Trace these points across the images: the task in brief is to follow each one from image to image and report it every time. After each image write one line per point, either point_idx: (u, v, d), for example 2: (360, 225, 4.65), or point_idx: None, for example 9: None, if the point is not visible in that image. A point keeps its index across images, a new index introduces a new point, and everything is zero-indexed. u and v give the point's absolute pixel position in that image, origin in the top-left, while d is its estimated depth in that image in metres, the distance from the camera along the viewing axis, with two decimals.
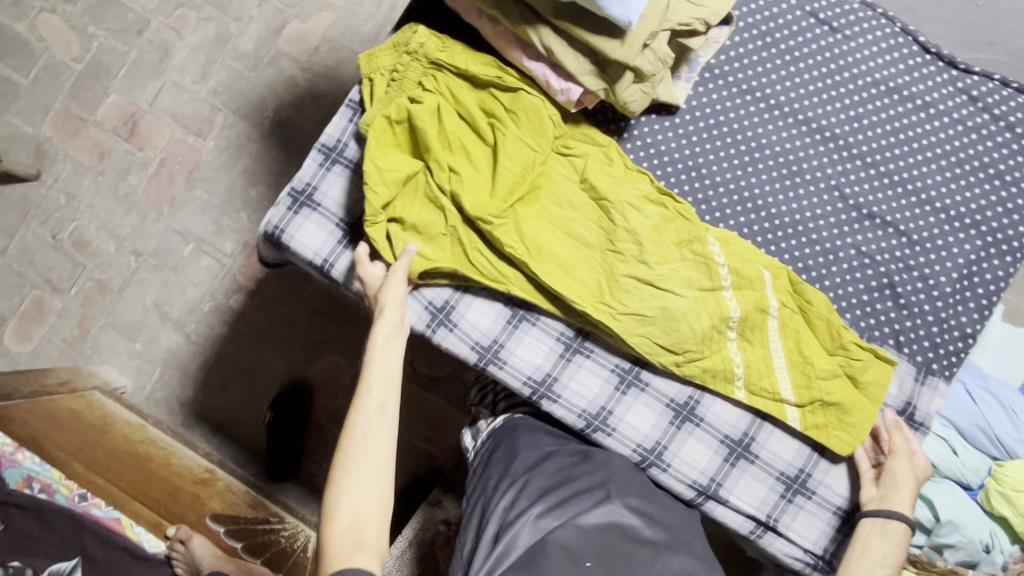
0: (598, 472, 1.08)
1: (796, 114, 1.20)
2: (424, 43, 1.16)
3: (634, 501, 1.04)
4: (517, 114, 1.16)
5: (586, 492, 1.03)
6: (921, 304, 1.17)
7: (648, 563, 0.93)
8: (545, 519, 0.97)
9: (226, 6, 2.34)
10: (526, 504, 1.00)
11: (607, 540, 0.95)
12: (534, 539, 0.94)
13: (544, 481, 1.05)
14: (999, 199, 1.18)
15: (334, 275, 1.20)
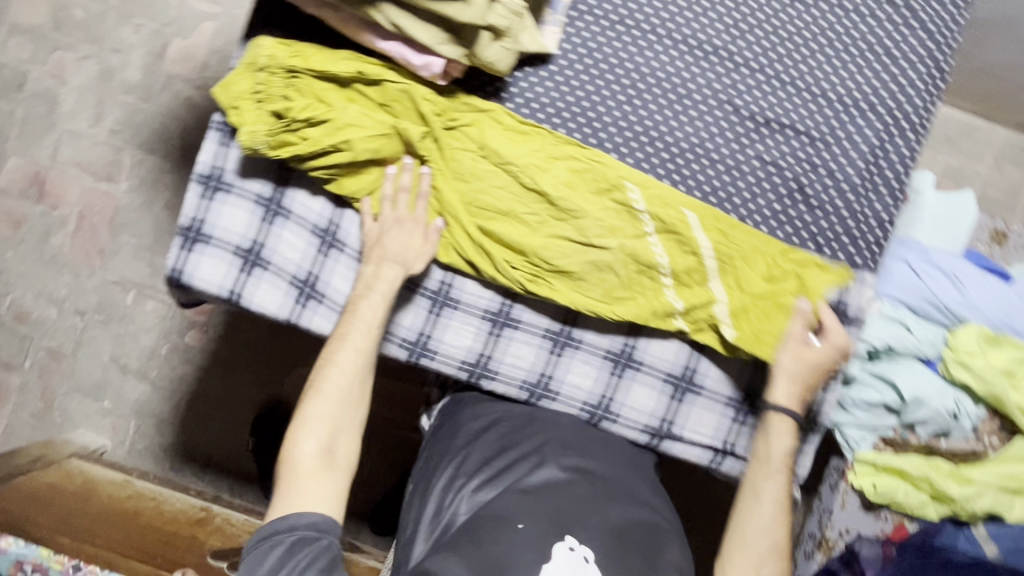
0: (541, 432, 1.12)
1: (674, 33, 1.15)
2: (273, 55, 1.08)
3: (576, 456, 1.10)
4: (394, 99, 1.12)
5: (522, 458, 1.09)
6: (833, 201, 1.15)
7: (583, 521, 1.01)
8: (483, 492, 1.04)
9: (101, 40, 2.22)
10: (463, 480, 1.06)
11: (541, 502, 1.02)
12: (472, 512, 1.02)
13: (481, 454, 1.10)
14: (889, 76, 1.15)
15: (246, 305, 1.16)
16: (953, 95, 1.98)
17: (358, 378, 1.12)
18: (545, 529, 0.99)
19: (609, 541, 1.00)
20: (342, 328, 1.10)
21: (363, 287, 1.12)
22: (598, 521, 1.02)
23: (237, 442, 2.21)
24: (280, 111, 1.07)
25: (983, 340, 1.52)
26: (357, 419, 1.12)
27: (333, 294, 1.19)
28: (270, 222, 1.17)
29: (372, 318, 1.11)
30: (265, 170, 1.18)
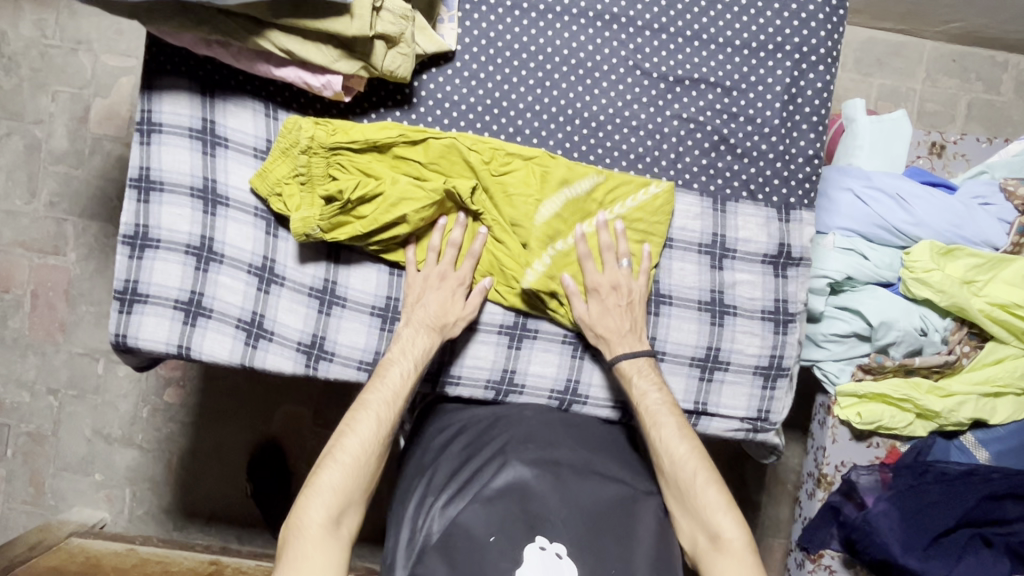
0: (505, 432, 1.11)
1: (572, 8, 1.14)
2: (314, 135, 1.08)
3: (538, 450, 1.08)
4: (426, 153, 1.12)
5: (486, 464, 1.06)
6: (758, 146, 1.14)
7: (551, 516, 0.99)
8: (450, 506, 1.01)
9: (20, 116, 2.18)
10: (433, 498, 1.04)
11: (507, 504, 1.00)
12: (444, 525, 0.99)
13: (450, 465, 1.09)
14: (791, 12, 1.14)
15: (197, 358, 1.14)
16: (875, 18, 1.99)
17: (376, 445, 1.05)
18: (516, 534, 0.97)
19: (586, 529, 0.98)
20: (368, 393, 1.07)
21: (397, 351, 1.11)
22: (572, 510, 1.00)
23: (235, 490, 2.19)
24: (333, 195, 1.08)
25: (938, 253, 1.52)
26: (367, 489, 1.05)
27: (281, 329, 1.17)
28: (205, 270, 1.15)
29: (397, 390, 1.08)
30: (188, 220, 1.15)
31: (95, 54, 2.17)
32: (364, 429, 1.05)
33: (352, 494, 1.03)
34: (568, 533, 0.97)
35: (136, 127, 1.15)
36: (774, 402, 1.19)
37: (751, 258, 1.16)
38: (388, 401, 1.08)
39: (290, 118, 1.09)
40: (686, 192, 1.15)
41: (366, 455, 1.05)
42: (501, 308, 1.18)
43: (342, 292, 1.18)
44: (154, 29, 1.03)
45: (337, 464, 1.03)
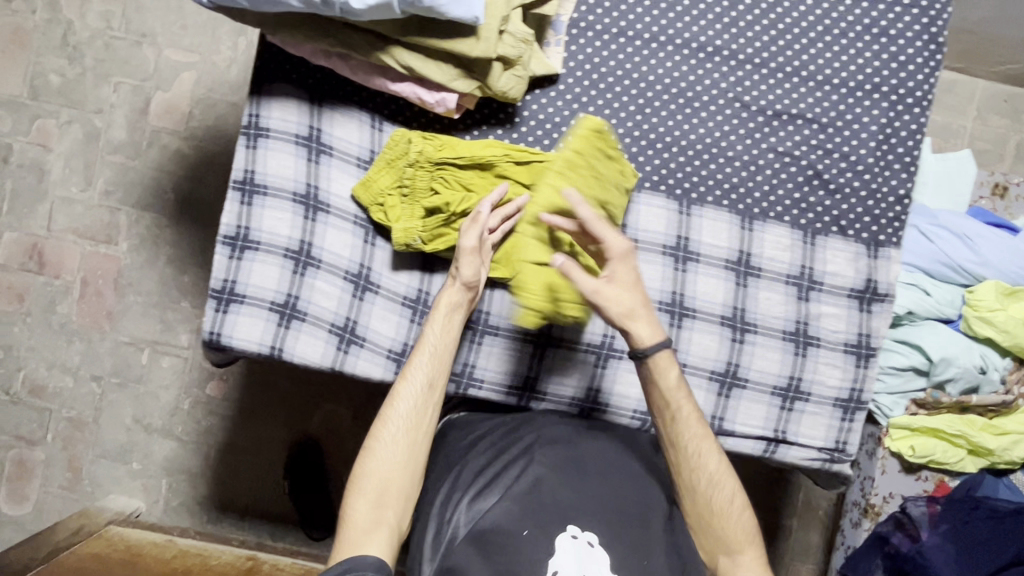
0: (530, 432, 1.14)
1: (676, 38, 1.17)
2: (422, 150, 1.12)
3: (563, 451, 1.11)
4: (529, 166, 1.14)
5: (511, 462, 1.09)
6: (850, 184, 1.17)
7: (584, 510, 1.04)
8: (478, 502, 1.05)
9: (82, 104, 2.20)
10: (459, 494, 1.07)
11: (535, 501, 1.04)
12: (471, 519, 1.04)
13: (477, 460, 1.12)
14: (891, 54, 1.16)
15: (291, 359, 1.16)
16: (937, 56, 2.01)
17: (418, 427, 1.07)
18: (550, 524, 1.02)
19: (611, 527, 1.03)
20: (411, 371, 1.07)
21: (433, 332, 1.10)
22: (600, 510, 1.04)
23: (271, 485, 2.20)
24: (438, 208, 1.12)
25: (1003, 294, 1.54)
26: (414, 474, 1.06)
27: (373, 336, 1.20)
28: (303, 273, 1.17)
29: (433, 376, 1.09)
30: (290, 224, 1.17)
31: (159, 48, 2.19)
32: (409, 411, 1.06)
33: (397, 479, 1.04)
34: (603, 525, 1.02)
35: (243, 131, 1.17)
36: (852, 434, 1.20)
37: (838, 291, 1.19)
38: (432, 381, 1.08)
39: (398, 131, 1.13)
40: (786, 226, 1.19)
41: (413, 438, 1.06)
42: (595, 327, 1.23)
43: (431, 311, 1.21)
44: (277, 38, 1.05)
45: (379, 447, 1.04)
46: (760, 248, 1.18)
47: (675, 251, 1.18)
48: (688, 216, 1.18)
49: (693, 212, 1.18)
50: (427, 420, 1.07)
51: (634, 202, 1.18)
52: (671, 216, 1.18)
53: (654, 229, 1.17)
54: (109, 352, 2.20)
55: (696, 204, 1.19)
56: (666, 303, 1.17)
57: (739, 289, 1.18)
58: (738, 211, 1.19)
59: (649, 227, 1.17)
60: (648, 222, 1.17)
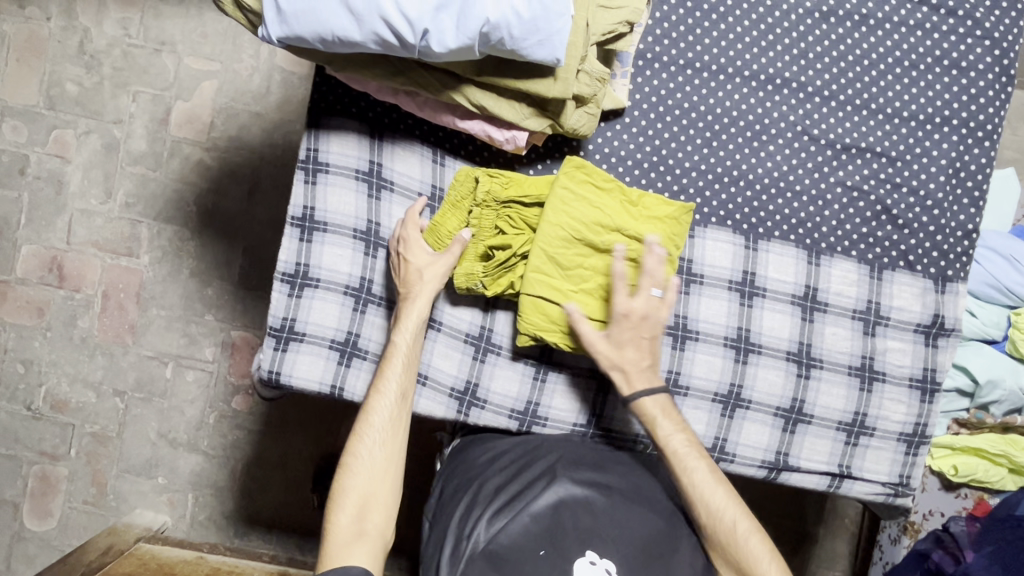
0: (554, 451, 1.14)
1: (744, 69, 1.14)
2: (489, 189, 1.09)
3: (589, 477, 1.09)
4: (599, 206, 1.08)
5: (530, 484, 1.08)
6: (919, 218, 1.16)
7: (604, 533, 1.03)
8: (496, 521, 1.04)
9: (97, 108, 1.97)
10: (479, 510, 1.06)
11: (555, 524, 1.02)
12: (489, 535, 1.02)
13: (496, 479, 1.11)
14: (961, 87, 1.14)
15: (354, 400, 1.14)
16: None
17: (393, 431, 1.08)
18: (565, 546, 1.01)
19: (632, 551, 1.02)
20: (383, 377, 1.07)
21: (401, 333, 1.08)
22: (619, 536, 1.03)
23: (297, 504, 2.01)
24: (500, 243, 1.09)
25: None
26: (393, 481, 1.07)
27: (435, 374, 1.18)
28: (363, 311, 1.15)
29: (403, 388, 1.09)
30: (351, 262, 1.15)
31: (179, 56, 1.96)
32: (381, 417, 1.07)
33: (380, 486, 1.06)
34: (620, 551, 1.02)
35: (301, 165, 1.14)
36: (915, 468, 1.20)
37: (904, 326, 1.18)
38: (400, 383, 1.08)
39: (464, 170, 1.11)
40: (855, 261, 1.18)
41: (390, 442, 1.07)
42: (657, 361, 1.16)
43: (493, 349, 1.19)
44: (342, 75, 1.02)
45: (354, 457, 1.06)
46: (826, 282, 1.17)
47: (741, 286, 1.16)
48: (754, 251, 1.17)
49: (761, 246, 1.17)
50: (401, 432, 1.09)
51: (703, 236, 1.16)
52: (739, 252, 1.16)
53: (721, 264, 1.16)
54: (129, 371, 2.00)
55: (764, 238, 1.17)
56: (732, 339, 1.16)
57: (806, 324, 1.17)
58: (804, 244, 1.18)
59: (716, 261, 1.16)
60: (715, 257, 1.16)
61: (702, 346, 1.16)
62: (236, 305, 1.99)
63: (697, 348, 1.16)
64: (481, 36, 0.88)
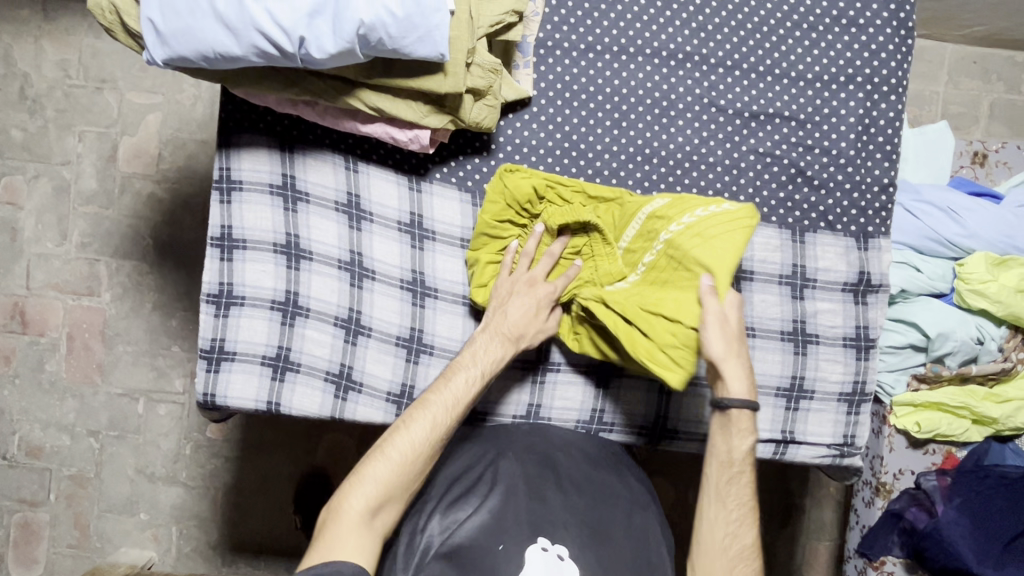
0: (501, 440, 1.14)
1: (646, 48, 1.15)
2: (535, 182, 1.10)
3: (538, 464, 1.11)
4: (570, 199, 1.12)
5: (480, 477, 1.10)
6: (835, 178, 1.17)
7: (554, 519, 1.05)
8: (450, 516, 1.06)
9: (44, 152, 1.96)
10: (432, 504, 1.08)
11: (507, 509, 1.05)
12: (444, 532, 1.05)
13: (450, 473, 1.12)
14: (862, 44, 1.15)
15: (289, 413, 1.14)
16: (939, 32, 1.84)
17: (428, 444, 1.03)
18: (518, 534, 1.03)
19: (580, 528, 1.05)
20: (438, 388, 1.05)
21: (473, 354, 1.08)
22: (569, 519, 1.05)
23: (280, 526, 1.98)
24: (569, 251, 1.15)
25: (993, 265, 1.48)
26: (409, 489, 1.03)
27: (369, 380, 1.18)
28: (291, 323, 1.15)
29: (461, 397, 1.06)
30: (274, 276, 1.15)
31: (120, 93, 1.95)
32: (428, 424, 1.03)
33: (401, 485, 1.02)
34: (573, 536, 1.04)
35: (215, 186, 1.14)
36: (859, 426, 1.20)
37: (831, 286, 1.19)
38: (464, 396, 1.06)
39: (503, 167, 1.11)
40: (778, 229, 1.18)
41: (427, 448, 1.03)
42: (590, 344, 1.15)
43: (425, 349, 1.19)
44: (240, 91, 1.02)
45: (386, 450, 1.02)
46: (750, 251, 1.18)
47: None
48: None
49: None
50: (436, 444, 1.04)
51: None
52: None
53: None
54: (101, 410, 1.99)
55: None
56: None
57: (733, 292, 1.17)
58: None
59: None
60: None
61: None
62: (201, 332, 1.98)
63: None
64: (359, 38, 0.88)
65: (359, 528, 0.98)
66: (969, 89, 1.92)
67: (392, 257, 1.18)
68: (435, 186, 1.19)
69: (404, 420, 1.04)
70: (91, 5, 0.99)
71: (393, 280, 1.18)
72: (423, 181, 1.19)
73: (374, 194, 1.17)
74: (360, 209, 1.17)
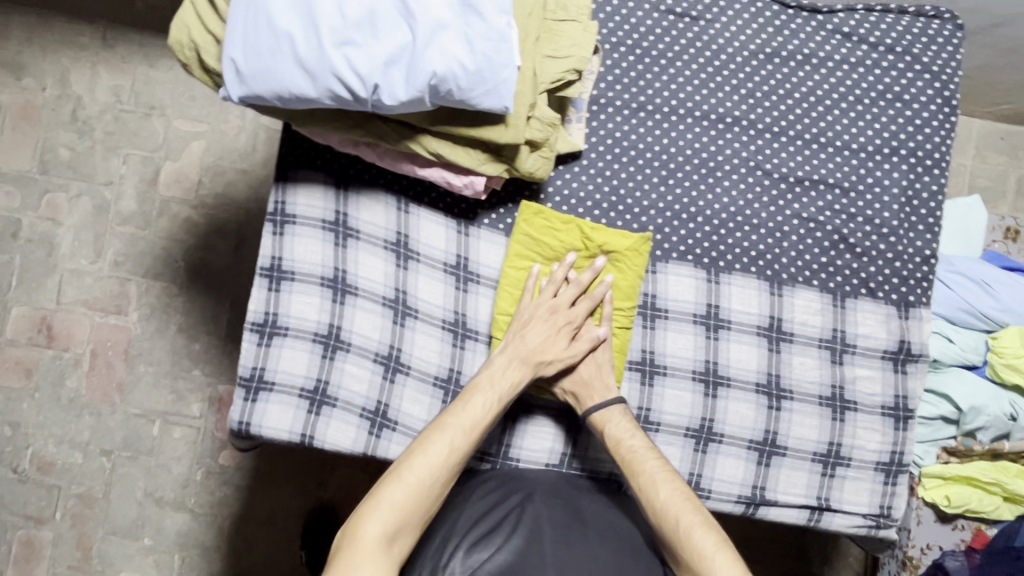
0: (531, 486, 1.11)
1: (696, 110, 1.19)
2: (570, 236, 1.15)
3: (565, 512, 1.07)
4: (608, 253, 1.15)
5: (507, 517, 1.05)
6: (877, 247, 1.18)
7: (581, 562, 0.99)
8: (473, 554, 1.00)
9: (88, 172, 2.01)
10: (455, 541, 1.02)
11: (531, 549, 1.00)
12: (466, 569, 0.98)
13: (473, 514, 1.07)
14: (906, 118, 1.18)
15: (323, 448, 1.14)
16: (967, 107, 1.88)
17: (447, 466, 1.00)
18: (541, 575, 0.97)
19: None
20: (455, 409, 1.04)
21: (488, 376, 1.07)
22: (596, 568, 0.99)
23: (284, 560, 1.95)
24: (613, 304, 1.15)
25: None
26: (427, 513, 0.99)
27: (404, 419, 1.18)
28: (332, 358, 1.16)
29: (476, 421, 1.04)
30: (320, 309, 1.16)
31: (168, 120, 2.01)
32: (448, 442, 1.01)
33: (418, 506, 0.98)
34: None
35: (270, 218, 1.17)
36: (896, 498, 1.19)
37: (872, 353, 1.19)
38: (483, 417, 1.04)
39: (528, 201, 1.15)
40: (819, 292, 1.19)
41: (445, 468, 1.00)
42: (628, 399, 1.16)
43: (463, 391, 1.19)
44: (305, 129, 1.06)
45: (403, 468, 0.98)
46: (790, 313, 1.18)
47: (706, 319, 1.18)
48: (715, 284, 1.19)
49: (722, 280, 1.19)
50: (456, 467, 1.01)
51: (665, 272, 1.18)
52: (701, 286, 1.18)
53: (685, 298, 1.18)
54: (116, 430, 1.98)
55: (724, 271, 1.19)
56: (700, 372, 1.17)
57: (773, 354, 1.17)
58: (766, 276, 1.19)
59: (680, 295, 1.18)
60: (679, 291, 1.18)
61: (670, 381, 1.16)
62: (223, 358, 1.99)
63: (666, 383, 1.16)
64: (430, 88, 0.92)
65: (372, 551, 0.92)
66: (997, 164, 1.94)
67: (436, 297, 1.20)
68: (483, 231, 1.22)
69: (423, 440, 1.01)
70: (172, 42, 1.04)
71: (435, 320, 1.20)
72: (471, 226, 1.22)
73: (423, 234, 1.20)
74: (409, 248, 1.19)
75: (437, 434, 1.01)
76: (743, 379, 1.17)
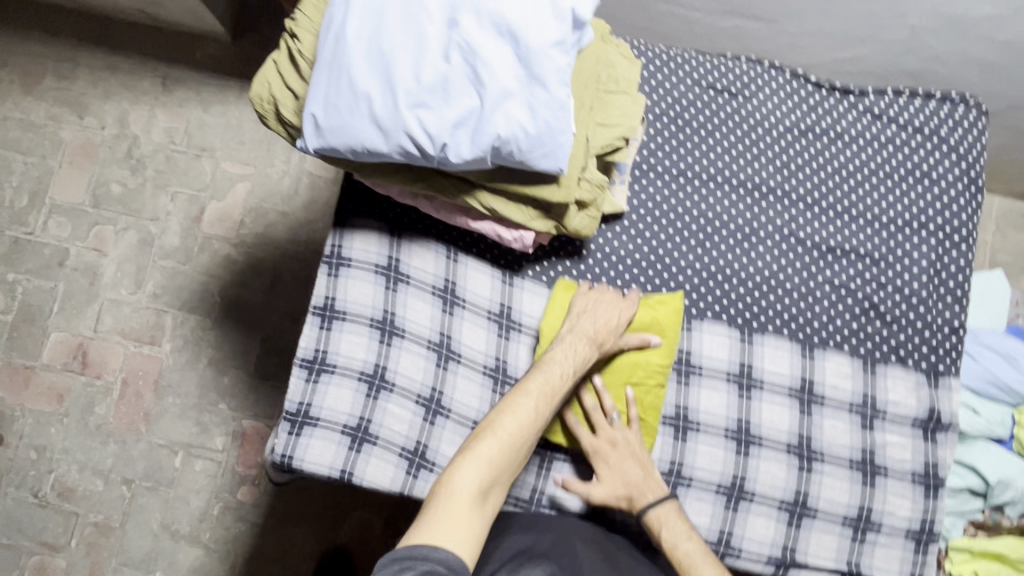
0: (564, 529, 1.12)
1: (732, 178, 1.26)
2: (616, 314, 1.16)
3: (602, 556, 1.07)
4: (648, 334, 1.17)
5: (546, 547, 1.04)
6: (906, 316, 1.23)
7: None
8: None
9: (137, 206, 2.09)
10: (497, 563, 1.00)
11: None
12: None
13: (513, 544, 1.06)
14: (934, 195, 1.25)
15: (362, 484, 1.16)
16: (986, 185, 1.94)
17: (529, 429, 1.04)
18: None
19: None
20: (533, 378, 1.07)
21: (560, 351, 1.10)
22: None
23: None
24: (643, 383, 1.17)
25: None
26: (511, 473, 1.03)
27: (441, 460, 1.21)
28: (376, 396, 1.20)
29: (555, 386, 1.07)
30: (367, 349, 1.21)
31: (217, 161, 2.10)
32: (529, 406, 1.04)
33: (504, 464, 1.01)
34: None
35: (326, 260, 1.23)
36: (927, 567, 1.19)
37: (901, 420, 1.22)
38: (560, 387, 1.07)
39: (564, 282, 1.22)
40: (850, 357, 1.23)
41: (526, 431, 1.03)
42: (661, 454, 1.18)
43: None
44: (368, 180, 1.14)
45: (488, 430, 1.02)
46: (822, 376, 1.22)
47: (739, 378, 1.21)
48: (749, 344, 1.22)
49: (756, 340, 1.22)
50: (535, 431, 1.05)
51: (700, 330, 1.22)
52: (735, 344, 1.22)
53: (719, 357, 1.22)
54: (138, 460, 1.98)
55: (758, 332, 1.23)
56: (732, 431, 1.20)
57: (804, 416, 1.20)
58: (799, 338, 1.23)
59: (714, 353, 1.22)
60: (713, 350, 1.22)
61: (703, 437, 1.19)
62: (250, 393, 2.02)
63: (698, 439, 1.19)
64: (493, 149, 1.00)
65: (467, 503, 0.96)
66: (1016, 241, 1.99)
67: (478, 343, 1.25)
68: (526, 283, 1.28)
69: (504, 406, 1.04)
70: (253, 95, 1.13)
71: (477, 365, 1.25)
72: (515, 277, 1.28)
73: (469, 283, 1.26)
74: (455, 295, 1.25)
75: (518, 400, 1.05)
76: (774, 439, 1.20)
